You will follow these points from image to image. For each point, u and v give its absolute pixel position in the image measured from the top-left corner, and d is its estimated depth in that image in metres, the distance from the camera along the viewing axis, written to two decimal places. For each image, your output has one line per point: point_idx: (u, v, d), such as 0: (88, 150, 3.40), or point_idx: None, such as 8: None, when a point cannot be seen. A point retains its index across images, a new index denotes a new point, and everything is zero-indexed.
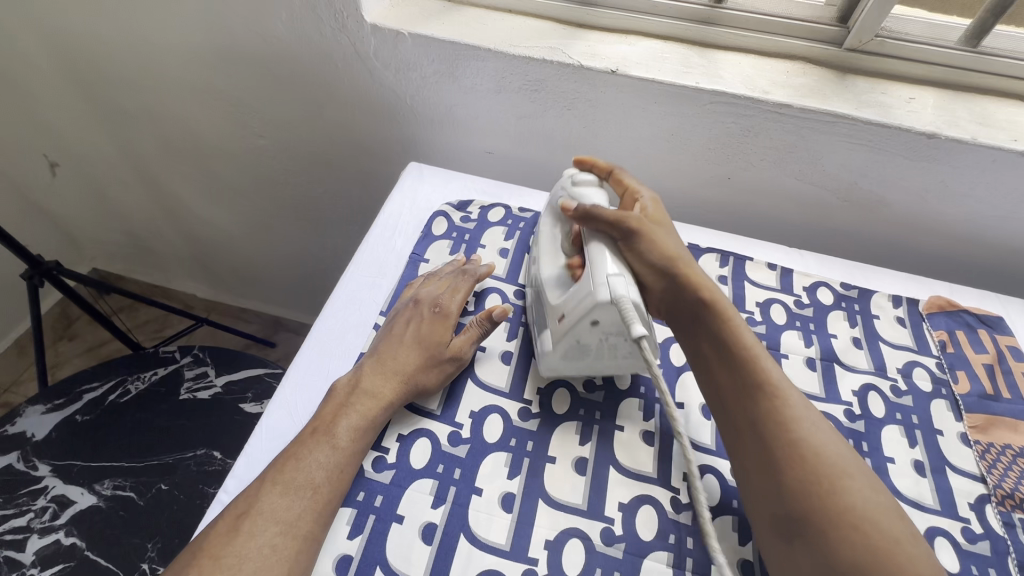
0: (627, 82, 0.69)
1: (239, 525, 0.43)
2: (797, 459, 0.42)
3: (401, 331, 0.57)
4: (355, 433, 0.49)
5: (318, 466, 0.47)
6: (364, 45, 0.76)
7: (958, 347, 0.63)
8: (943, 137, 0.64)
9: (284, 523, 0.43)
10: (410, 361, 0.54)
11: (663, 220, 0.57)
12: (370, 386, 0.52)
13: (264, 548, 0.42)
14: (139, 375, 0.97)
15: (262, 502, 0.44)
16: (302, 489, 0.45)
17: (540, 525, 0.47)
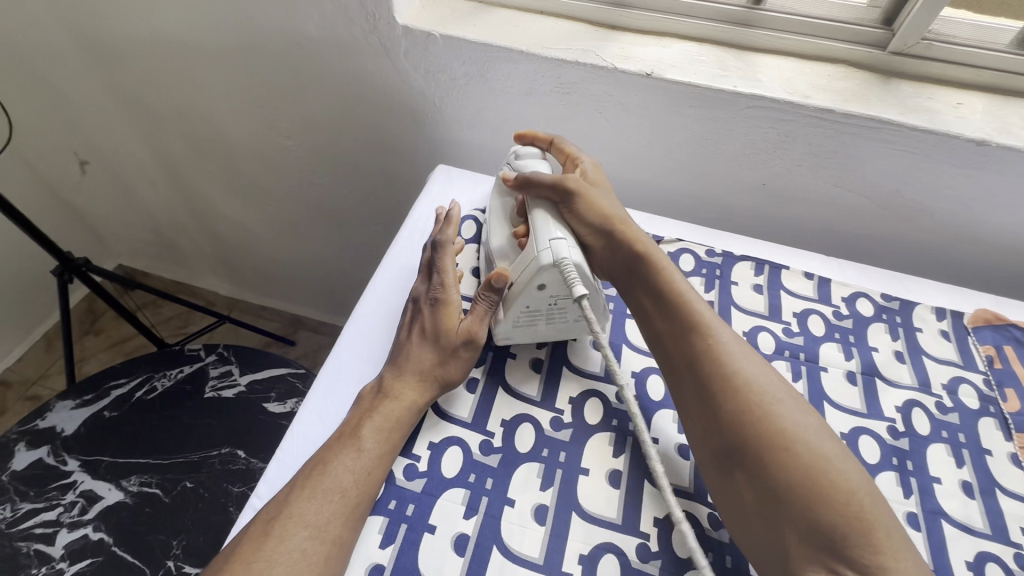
0: (662, 85, 0.68)
1: (270, 529, 0.43)
2: (732, 392, 0.46)
3: (411, 329, 0.55)
4: (380, 436, 0.49)
5: (346, 470, 0.46)
6: (395, 46, 0.75)
7: (1007, 363, 0.60)
8: (994, 144, 0.62)
9: (313, 527, 0.43)
10: (426, 359, 0.53)
11: (602, 182, 0.62)
12: (393, 387, 0.51)
13: (295, 554, 0.41)
14: (165, 372, 0.98)
15: (293, 507, 0.44)
16: (331, 493, 0.45)
17: (573, 539, 0.47)
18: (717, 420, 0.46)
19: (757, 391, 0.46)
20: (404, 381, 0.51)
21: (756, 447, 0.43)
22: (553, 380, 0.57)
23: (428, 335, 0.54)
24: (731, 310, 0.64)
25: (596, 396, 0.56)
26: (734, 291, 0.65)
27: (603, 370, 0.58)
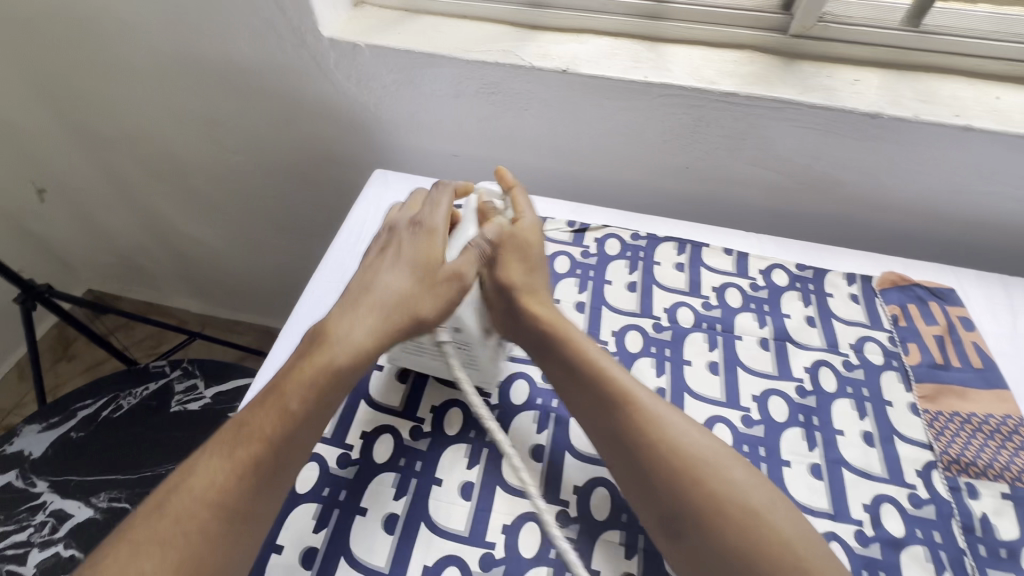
0: (577, 80, 0.71)
1: (175, 483, 0.44)
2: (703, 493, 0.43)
3: (392, 260, 0.55)
4: (307, 396, 0.48)
5: (259, 429, 0.46)
6: (324, 58, 0.78)
7: (910, 319, 0.64)
8: (886, 116, 0.65)
9: (214, 498, 0.43)
10: (399, 289, 0.52)
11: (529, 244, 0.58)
12: (338, 332, 0.51)
13: (190, 516, 0.42)
14: (131, 390, 0.99)
15: (193, 481, 0.44)
16: (236, 454, 0.45)
17: (497, 511, 0.50)
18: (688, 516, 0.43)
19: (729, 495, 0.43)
20: (360, 319, 0.51)
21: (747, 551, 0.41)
22: None
23: (408, 264, 0.54)
24: (653, 289, 0.67)
25: (522, 379, 0.59)
26: (656, 271, 0.69)
27: (529, 354, 0.61)
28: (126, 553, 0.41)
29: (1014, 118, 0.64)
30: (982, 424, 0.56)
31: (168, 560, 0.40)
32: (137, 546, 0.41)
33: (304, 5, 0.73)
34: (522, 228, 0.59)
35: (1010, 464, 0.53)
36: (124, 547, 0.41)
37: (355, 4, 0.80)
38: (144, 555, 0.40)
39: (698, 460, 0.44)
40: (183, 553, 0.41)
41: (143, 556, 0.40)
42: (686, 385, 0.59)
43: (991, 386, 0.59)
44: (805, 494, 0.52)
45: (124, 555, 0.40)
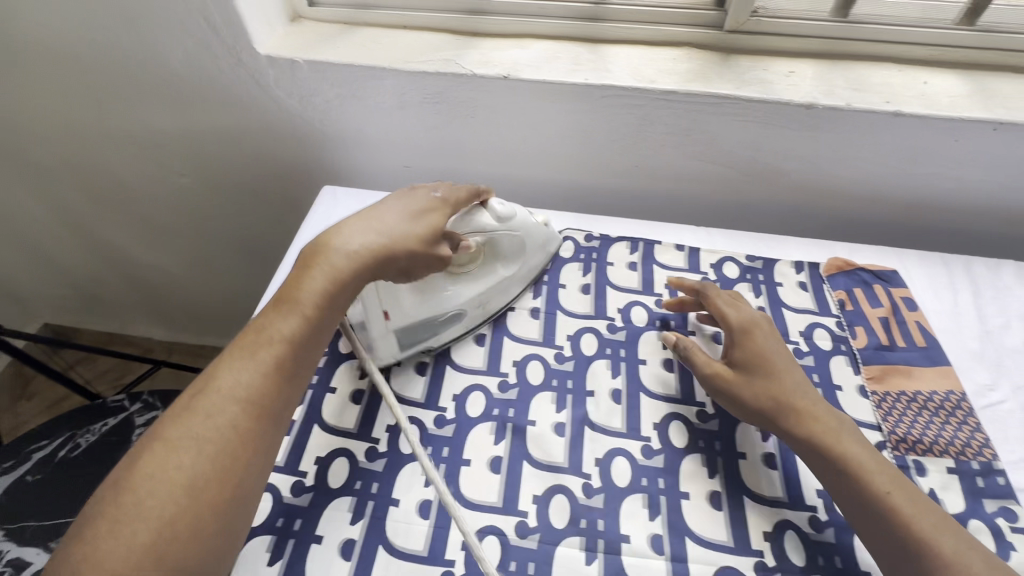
0: (520, 86, 0.71)
1: (203, 386, 0.44)
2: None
3: (404, 199, 0.55)
4: (320, 301, 0.49)
5: (277, 334, 0.47)
6: (263, 75, 0.77)
7: (856, 303, 0.66)
8: (821, 106, 0.67)
9: (245, 394, 0.44)
10: (398, 227, 0.52)
11: (763, 331, 0.56)
12: (343, 252, 0.50)
13: (223, 413, 0.43)
14: (88, 428, 0.96)
15: (221, 380, 0.44)
16: (257, 357, 0.45)
17: (456, 527, 0.49)
18: None
19: None
20: (359, 245, 0.51)
21: None
22: (438, 381, 0.59)
23: (412, 207, 0.54)
24: (608, 290, 0.68)
25: (478, 391, 0.58)
26: (610, 272, 0.69)
27: (485, 364, 0.60)
28: (168, 451, 0.40)
29: (941, 101, 0.66)
30: (927, 401, 0.57)
31: (212, 454, 0.41)
32: (176, 444, 0.41)
33: (237, 23, 0.71)
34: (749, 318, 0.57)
35: (955, 439, 0.55)
36: (161, 446, 0.41)
37: (292, 20, 0.79)
38: (184, 450, 0.41)
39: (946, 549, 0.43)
40: (222, 446, 0.42)
41: (185, 451, 0.41)
42: (641, 384, 0.59)
43: (934, 363, 0.60)
44: (760, 485, 0.52)
45: (167, 452, 0.40)
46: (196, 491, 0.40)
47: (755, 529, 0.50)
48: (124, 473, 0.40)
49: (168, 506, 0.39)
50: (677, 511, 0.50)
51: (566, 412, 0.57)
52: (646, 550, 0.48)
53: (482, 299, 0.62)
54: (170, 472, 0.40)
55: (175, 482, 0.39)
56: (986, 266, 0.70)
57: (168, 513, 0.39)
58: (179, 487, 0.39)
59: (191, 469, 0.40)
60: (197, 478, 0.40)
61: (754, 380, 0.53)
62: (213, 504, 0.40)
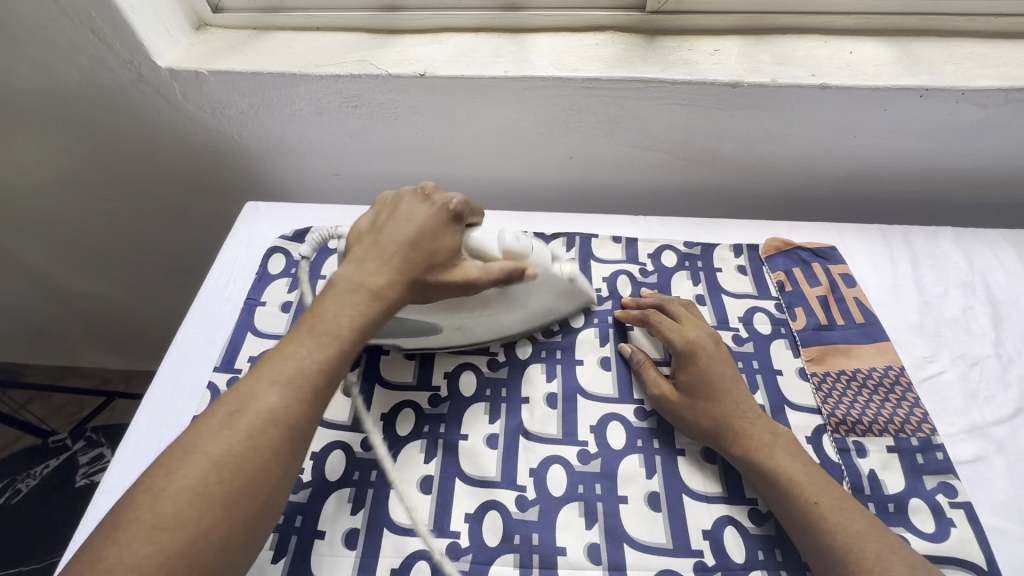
0: (438, 83, 0.68)
1: (237, 403, 0.39)
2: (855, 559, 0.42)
3: (423, 217, 0.50)
4: (356, 326, 0.45)
5: (316, 359, 0.42)
6: (169, 90, 0.72)
7: (795, 284, 0.64)
8: (747, 84, 0.65)
9: (282, 423, 0.39)
10: (416, 261, 0.48)
11: (707, 351, 0.54)
12: (369, 283, 0.46)
13: (264, 437, 0.38)
14: (29, 471, 0.89)
15: (260, 403, 0.39)
16: (295, 385, 0.41)
17: (385, 555, 0.47)
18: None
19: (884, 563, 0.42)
20: (384, 278, 0.47)
21: None
22: (366, 400, 0.56)
23: (431, 230, 0.49)
24: None
25: (409, 407, 0.55)
26: None
27: (416, 378, 0.58)
28: (200, 466, 0.36)
29: (867, 71, 0.65)
30: (866, 379, 0.57)
31: (242, 479, 0.37)
32: (209, 461, 0.36)
33: (129, 35, 0.67)
34: (698, 339, 0.55)
35: (894, 416, 0.54)
36: (192, 461, 0.37)
37: (197, 28, 0.75)
38: (222, 466, 0.37)
39: (851, 532, 0.44)
40: (259, 471, 0.38)
41: (219, 469, 0.36)
42: (578, 385, 0.57)
43: (873, 339, 0.59)
44: (699, 481, 0.51)
45: (198, 467, 0.36)
46: (226, 516, 0.36)
47: (694, 528, 0.48)
48: (149, 483, 0.36)
49: (196, 529, 0.34)
50: (615, 516, 0.49)
51: (500, 422, 0.54)
52: (582, 560, 0.46)
53: (463, 324, 0.56)
54: (205, 489, 0.36)
55: (205, 501, 0.35)
56: (923, 235, 0.69)
57: (194, 536, 0.34)
58: (209, 507, 0.35)
59: (222, 491, 0.36)
60: (228, 496, 0.36)
61: (694, 404, 0.52)
62: (240, 533, 0.36)
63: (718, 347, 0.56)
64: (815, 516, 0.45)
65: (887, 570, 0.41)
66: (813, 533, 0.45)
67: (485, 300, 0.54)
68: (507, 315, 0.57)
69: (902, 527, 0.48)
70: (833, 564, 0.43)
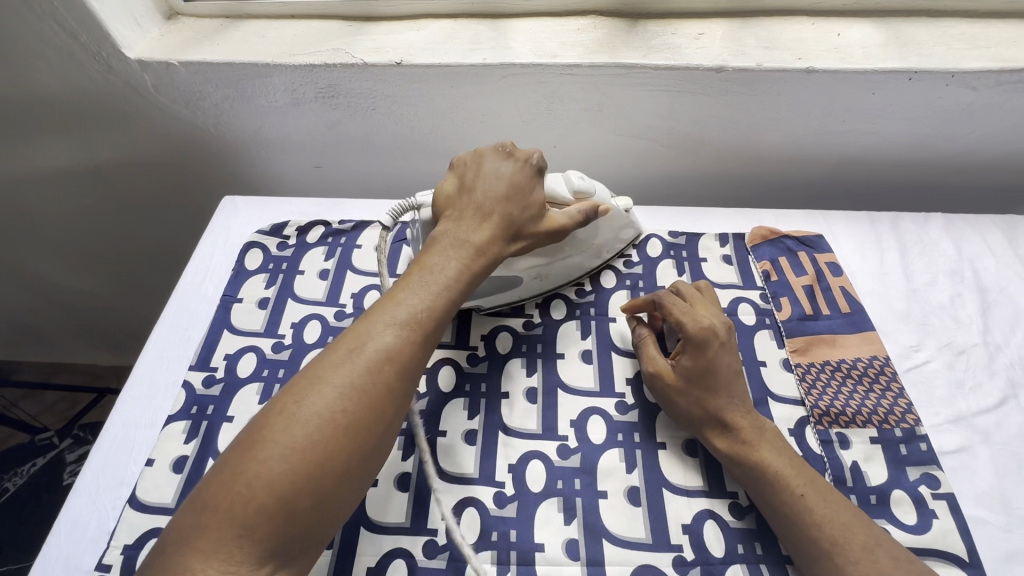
0: (415, 72, 0.66)
1: (356, 339, 0.42)
2: (841, 551, 0.42)
3: (510, 175, 0.52)
4: (461, 273, 0.48)
5: (426, 304, 0.45)
6: (141, 82, 0.71)
7: (781, 273, 0.63)
8: (731, 69, 0.63)
9: (402, 358, 0.42)
10: (512, 217, 0.51)
11: (719, 340, 0.51)
12: (470, 236, 0.49)
13: (387, 371, 0.41)
14: (15, 470, 0.89)
15: (383, 339, 0.42)
16: (410, 324, 0.43)
17: (361, 554, 0.46)
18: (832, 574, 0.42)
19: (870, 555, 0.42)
20: (484, 233, 0.50)
21: None
22: None
23: (518, 188, 0.52)
24: None
25: None
26: None
27: None
28: (328, 395, 0.38)
29: (855, 54, 0.63)
30: (851, 369, 0.56)
31: (366, 407, 0.39)
32: (335, 390, 0.39)
33: (95, 26, 0.65)
34: (710, 325, 0.52)
35: (878, 406, 0.53)
36: (318, 390, 0.39)
37: (169, 18, 0.73)
38: (348, 395, 0.39)
39: (837, 526, 0.43)
40: (378, 404, 0.39)
41: (343, 399, 0.38)
42: (559, 379, 0.56)
43: (859, 329, 0.59)
44: (679, 475, 0.50)
45: (326, 396, 0.38)
46: (350, 444, 0.38)
47: (674, 523, 0.48)
48: (279, 409, 0.38)
49: (326, 450, 0.37)
50: (594, 512, 0.48)
51: (480, 418, 0.54)
52: (560, 556, 0.46)
53: (541, 271, 0.59)
54: (331, 417, 0.38)
55: (333, 428, 0.37)
56: (912, 221, 0.68)
57: (322, 461, 0.36)
58: (334, 435, 0.37)
59: (348, 419, 0.38)
60: (350, 426, 0.38)
61: (694, 395, 0.50)
62: (356, 462, 0.38)
63: (729, 334, 0.53)
64: (800, 510, 0.44)
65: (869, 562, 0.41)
66: (799, 527, 0.44)
67: (560, 242, 0.58)
68: (569, 260, 0.61)
69: (883, 519, 0.47)
70: (819, 557, 0.43)
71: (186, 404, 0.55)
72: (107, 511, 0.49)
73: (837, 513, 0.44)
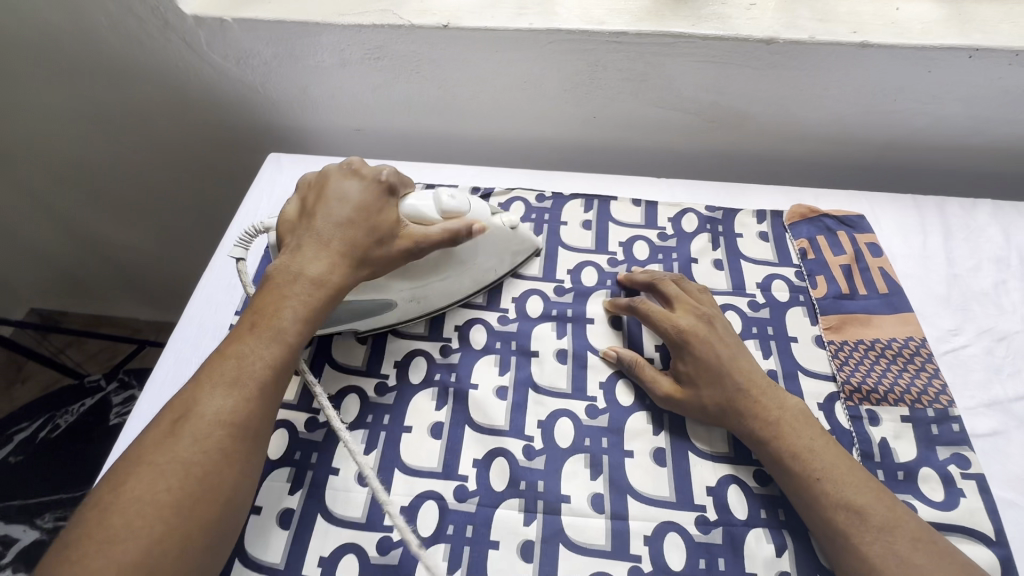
0: (461, 35, 0.66)
1: (182, 406, 0.40)
2: (858, 529, 0.43)
3: (356, 195, 0.51)
4: (303, 318, 0.46)
5: (259, 355, 0.43)
6: (194, 38, 0.73)
7: (819, 252, 0.63)
8: (782, 41, 0.62)
9: (230, 418, 0.40)
10: (357, 242, 0.49)
11: (703, 338, 0.52)
12: (313, 272, 0.47)
13: (213, 436, 0.40)
14: (68, 408, 0.91)
15: (206, 402, 0.41)
16: (242, 380, 0.42)
17: (395, 493, 0.49)
18: (855, 552, 0.42)
19: (890, 531, 0.42)
20: (329, 266, 0.48)
21: None
22: (379, 349, 0.57)
23: (366, 208, 0.50)
24: (559, 251, 0.65)
25: (421, 356, 0.57)
26: (562, 232, 0.66)
27: (429, 330, 0.58)
28: (147, 474, 0.37)
29: (912, 29, 0.62)
30: (885, 349, 0.56)
31: (196, 477, 0.38)
32: (156, 468, 0.38)
33: None
34: (692, 324, 0.53)
35: (912, 386, 0.53)
36: (139, 471, 0.38)
37: None
38: (173, 470, 0.38)
39: (859, 505, 0.44)
40: (210, 471, 0.39)
41: (167, 475, 0.37)
42: (587, 343, 0.57)
43: (896, 310, 0.58)
44: (705, 441, 0.51)
45: (145, 476, 0.37)
46: (183, 519, 0.37)
47: (698, 485, 0.49)
48: (99, 495, 0.37)
49: (153, 530, 0.36)
50: (619, 469, 0.50)
51: (510, 374, 0.55)
52: (586, 508, 0.48)
53: (417, 293, 0.55)
54: (156, 497, 0.37)
55: (160, 512, 0.36)
56: (959, 207, 0.66)
57: (152, 544, 0.35)
58: (161, 514, 0.36)
59: (177, 494, 0.37)
60: (182, 501, 0.37)
61: (702, 397, 0.50)
62: (199, 533, 0.37)
63: (708, 327, 0.54)
64: (820, 489, 0.45)
65: (888, 541, 0.42)
66: (815, 507, 0.45)
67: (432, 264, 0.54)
68: (456, 278, 0.57)
69: (909, 494, 0.48)
70: (839, 535, 0.43)
71: None
72: None
73: (857, 491, 0.44)
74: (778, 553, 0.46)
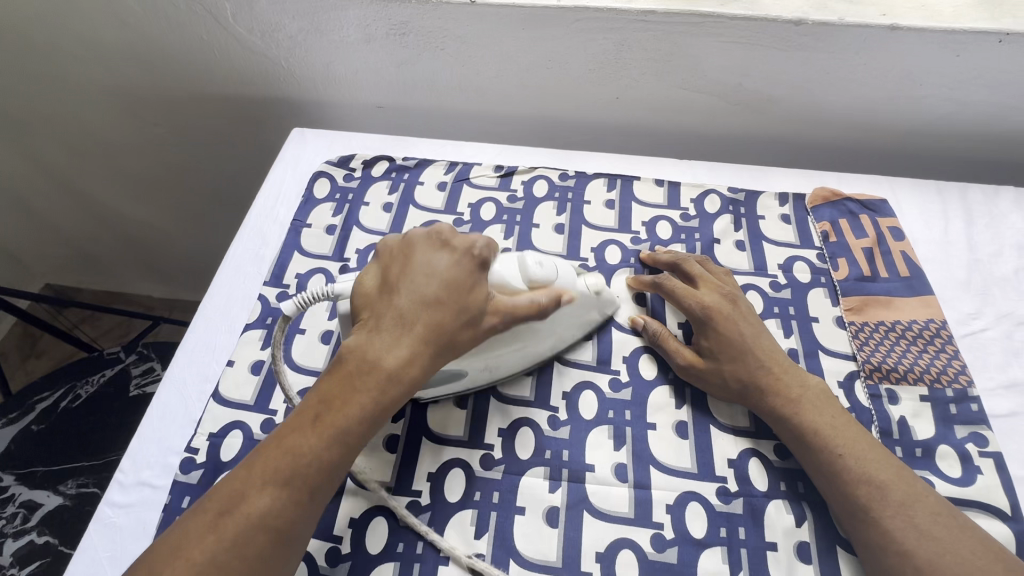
0: (488, 12, 0.66)
1: (229, 501, 0.38)
2: (879, 504, 0.44)
3: (444, 270, 0.46)
4: (366, 419, 0.42)
5: (313, 453, 0.40)
6: (221, 11, 0.73)
7: (841, 235, 0.63)
8: (810, 22, 0.62)
9: (275, 526, 0.38)
10: (436, 330, 0.44)
11: (727, 315, 0.53)
12: (384, 364, 0.42)
13: (252, 543, 0.37)
14: (88, 378, 0.87)
15: (253, 504, 0.38)
16: (291, 484, 0.39)
17: (422, 460, 0.50)
18: (875, 526, 0.43)
19: (909, 505, 0.43)
20: (402, 356, 0.43)
21: (928, 553, 0.41)
22: None
23: (455, 288, 0.45)
24: (582, 229, 0.65)
25: None
26: (586, 210, 0.67)
27: None
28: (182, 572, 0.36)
29: (943, 12, 0.61)
30: (905, 331, 0.56)
31: None
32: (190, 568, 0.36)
33: None
34: (719, 305, 0.54)
35: (931, 366, 0.54)
36: (176, 564, 0.36)
37: None
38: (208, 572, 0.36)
39: (880, 482, 0.44)
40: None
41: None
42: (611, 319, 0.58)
43: (917, 293, 0.59)
44: (726, 415, 0.52)
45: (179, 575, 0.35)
46: None
47: (719, 457, 0.50)
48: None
49: None
50: (643, 441, 0.51)
51: None
52: (609, 477, 0.49)
53: (491, 365, 0.51)
54: None
55: None
56: (982, 193, 0.67)
57: None
58: None
59: None
60: None
61: (726, 374, 0.51)
62: None
63: (735, 308, 0.54)
64: (841, 464, 0.46)
65: (907, 516, 0.43)
66: (836, 483, 0.46)
67: (514, 336, 0.49)
68: (530, 347, 0.52)
69: (927, 470, 0.49)
70: (860, 511, 0.44)
71: (262, 314, 0.59)
72: (193, 402, 0.54)
73: (878, 467, 0.45)
74: (797, 524, 0.47)
